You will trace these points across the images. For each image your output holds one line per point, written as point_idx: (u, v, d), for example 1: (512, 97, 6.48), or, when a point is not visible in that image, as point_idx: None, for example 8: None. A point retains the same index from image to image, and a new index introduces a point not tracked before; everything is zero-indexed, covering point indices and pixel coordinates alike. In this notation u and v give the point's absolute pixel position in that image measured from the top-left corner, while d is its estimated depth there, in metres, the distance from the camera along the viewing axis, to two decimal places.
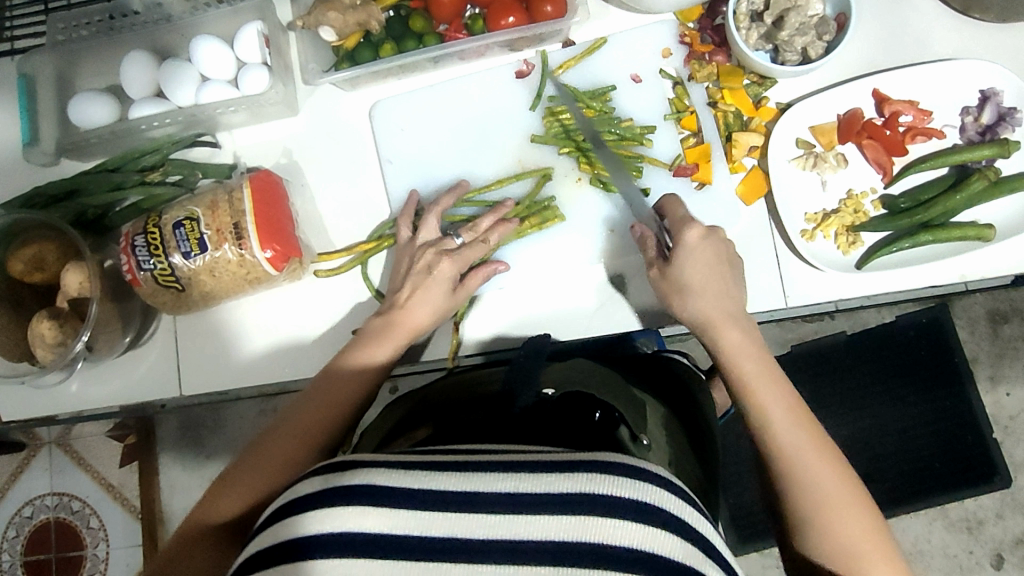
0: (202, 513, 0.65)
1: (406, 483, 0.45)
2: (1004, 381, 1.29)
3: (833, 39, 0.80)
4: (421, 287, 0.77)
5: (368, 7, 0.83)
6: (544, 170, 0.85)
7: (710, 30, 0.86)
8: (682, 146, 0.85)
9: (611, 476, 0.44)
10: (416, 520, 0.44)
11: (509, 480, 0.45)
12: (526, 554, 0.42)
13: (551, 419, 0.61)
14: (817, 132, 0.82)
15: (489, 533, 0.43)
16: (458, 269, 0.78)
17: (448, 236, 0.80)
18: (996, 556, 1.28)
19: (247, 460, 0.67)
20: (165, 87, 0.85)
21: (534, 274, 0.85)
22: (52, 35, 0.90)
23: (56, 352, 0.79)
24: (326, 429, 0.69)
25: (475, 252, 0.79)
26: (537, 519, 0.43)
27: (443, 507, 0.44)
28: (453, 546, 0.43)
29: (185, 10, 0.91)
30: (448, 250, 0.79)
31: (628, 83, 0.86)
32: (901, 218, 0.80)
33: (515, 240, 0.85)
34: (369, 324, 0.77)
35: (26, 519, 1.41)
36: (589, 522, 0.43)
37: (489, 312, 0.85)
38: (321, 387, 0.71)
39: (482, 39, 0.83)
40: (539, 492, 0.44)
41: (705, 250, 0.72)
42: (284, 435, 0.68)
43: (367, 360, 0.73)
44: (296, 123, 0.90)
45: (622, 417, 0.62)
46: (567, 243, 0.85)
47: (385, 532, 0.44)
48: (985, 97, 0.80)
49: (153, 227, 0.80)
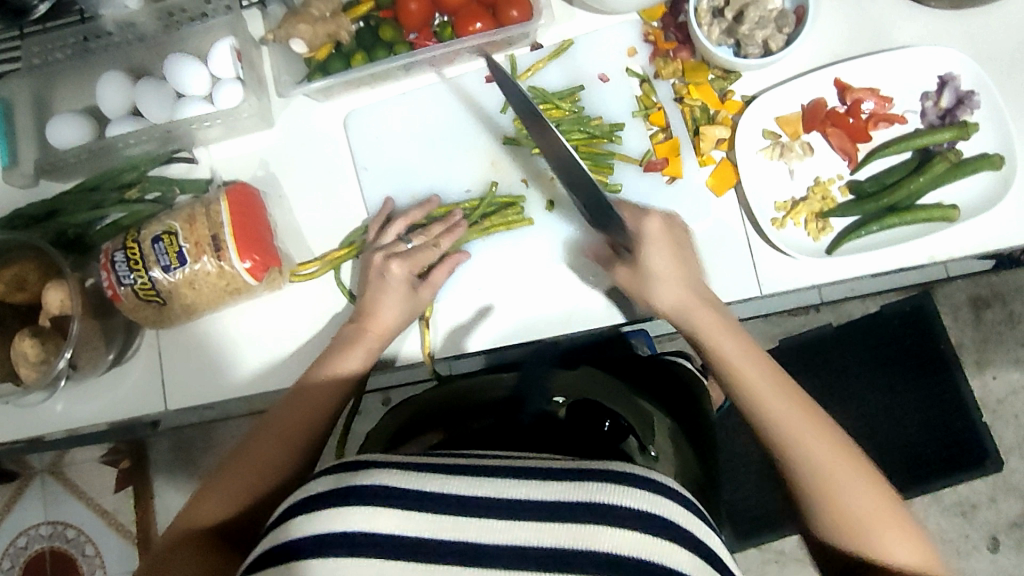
0: (192, 518, 0.66)
1: (418, 484, 0.52)
2: (990, 365, 1.31)
3: (793, 32, 0.82)
4: (382, 293, 0.78)
5: (337, 20, 0.86)
6: (516, 201, 0.86)
7: (674, 28, 0.88)
8: (652, 142, 0.86)
9: (621, 487, 0.51)
10: (425, 523, 0.50)
11: (521, 487, 0.51)
12: (534, 558, 0.48)
13: (556, 431, 0.68)
14: (782, 122, 0.84)
15: (497, 539, 0.49)
16: (410, 268, 0.79)
17: (400, 241, 0.82)
18: (991, 539, 1.30)
19: (234, 465, 0.69)
20: (141, 104, 0.87)
21: (500, 264, 0.86)
22: (28, 59, 0.91)
23: (39, 371, 0.79)
24: (304, 433, 0.71)
25: (425, 255, 0.80)
26: (545, 526, 0.49)
27: (450, 511, 0.50)
28: (462, 549, 0.49)
29: (158, 28, 0.93)
30: (398, 252, 0.80)
31: (596, 83, 0.88)
32: (867, 202, 0.82)
33: (482, 239, 0.86)
34: (342, 330, 0.78)
35: (21, 549, 1.40)
36: (596, 529, 0.49)
37: (459, 306, 0.85)
38: (300, 391, 0.73)
39: (450, 44, 0.85)
40: (550, 500, 0.50)
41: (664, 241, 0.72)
42: (267, 437, 0.70)
43: (343, 365, 0.75)
44: (270, 135, 0.92)
45: (630, 427, 0.70)
46: (527, 234, 0.86)
47: (394, 534, 0.50)
48: (944, 81, 0.82)
49: (132, 243, 0.81)
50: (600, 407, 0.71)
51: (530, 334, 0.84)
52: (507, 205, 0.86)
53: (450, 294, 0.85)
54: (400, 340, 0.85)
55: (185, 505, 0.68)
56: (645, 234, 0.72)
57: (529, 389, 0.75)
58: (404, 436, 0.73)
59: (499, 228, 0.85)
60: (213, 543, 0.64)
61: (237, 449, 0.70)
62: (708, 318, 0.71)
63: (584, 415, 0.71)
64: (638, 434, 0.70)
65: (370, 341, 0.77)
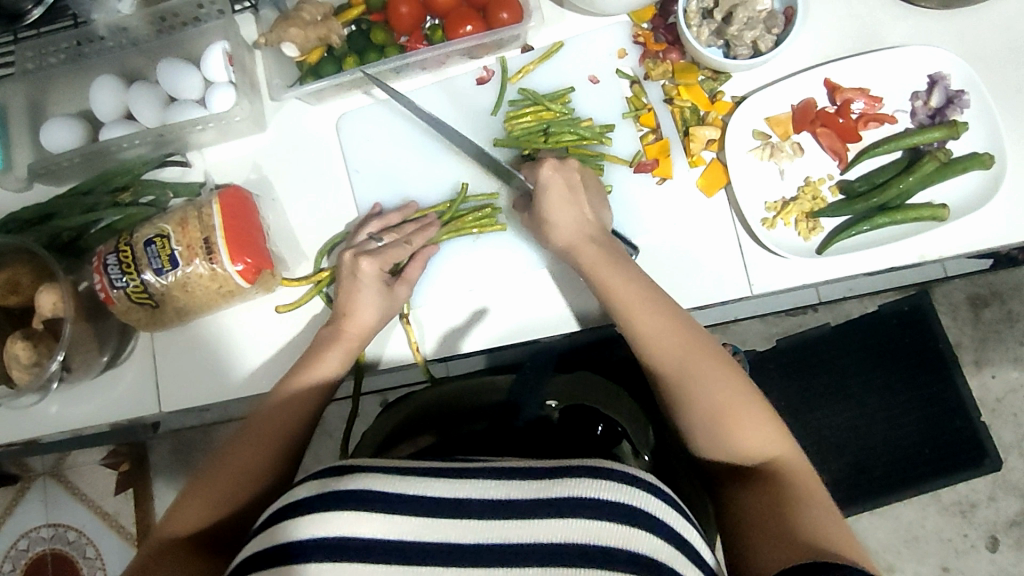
0: (172, 527, 0.67)
1: (400, 487, 0.53)
2: (989, 364, 1.31)
3: (782, 33, 0.82)
4: (355, 293, 0.79)
5: (328, 22, 0.86)
6: (491, 200, 0.87)
7: (663, 29, 0.88)
8: (643, 143, 0.86)
9: (600, 482, 0.53)
10: (411, 526, 0.51)
11: (500, 487, 0.54)
12: (518, 556, 0.50)
13: (549, 435, 0.73)
14: (772, 123, 0.84)
15: (482, 537, 0.51)
16: (380, 266, 0.79)
17: (370, 240, 0.83)
18: (991, 538, 1.29)
19: (211, 473, 0.69)
20: (134, 108, 0.87)
21: (472, 265, 0.87)
22: (21, 63, 0.91)
23: (32, 373, 0.80)
24: (283, 438, 0.71)
25: (395, 252, 0.80)
26: (530, 523, 0.51)
27: (435, 512, 0.52)
28: (448, 550, 0.51)
29: (151, 33, 0.93)
30: (366, 250, 0.80)
31: (586, 84, 0.88)
32: (857, 201, 0.82)
33: (455, 240, 0.87)
34: (320, 334, 0.79)
35: (22, 551, 1.41)
36: (574, 524, 0.51)
37: (432, 305, 0.86)
38: (277, 396, 0.74)
39: (441, 47, 0.86)
40: (531, 497, 0.53)
41: (558, 182, 0.77)
42: (244, 444, 0.70)
43: (321, 367, 0.76)
44: (263, 138, 0.92)
45: (624, 432, 0.73)
46: (498, 237, 0.87)
47: (382, 537, 0.51)
48: (934, 80, 0.82)
49: (124, 246, 0.81)
50: (594, 412, 0.74)
51: (507, 336, 0.85)
52: (478, 208, 0.86)
53: (425, 291, 0.86)
54: (382, 342, 0.85)
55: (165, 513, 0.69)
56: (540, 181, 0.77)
57: (524, 389, 0.76)
58: (399, 437, 0.76)
59: (471, 230, 0.86)
60: (195, 551, 0.65)
61: (214, 459, 0.70)
62: (592, 254, 0.76)
63: (577, 419, 0.74)
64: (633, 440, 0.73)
65: (347, 342, 0.78)
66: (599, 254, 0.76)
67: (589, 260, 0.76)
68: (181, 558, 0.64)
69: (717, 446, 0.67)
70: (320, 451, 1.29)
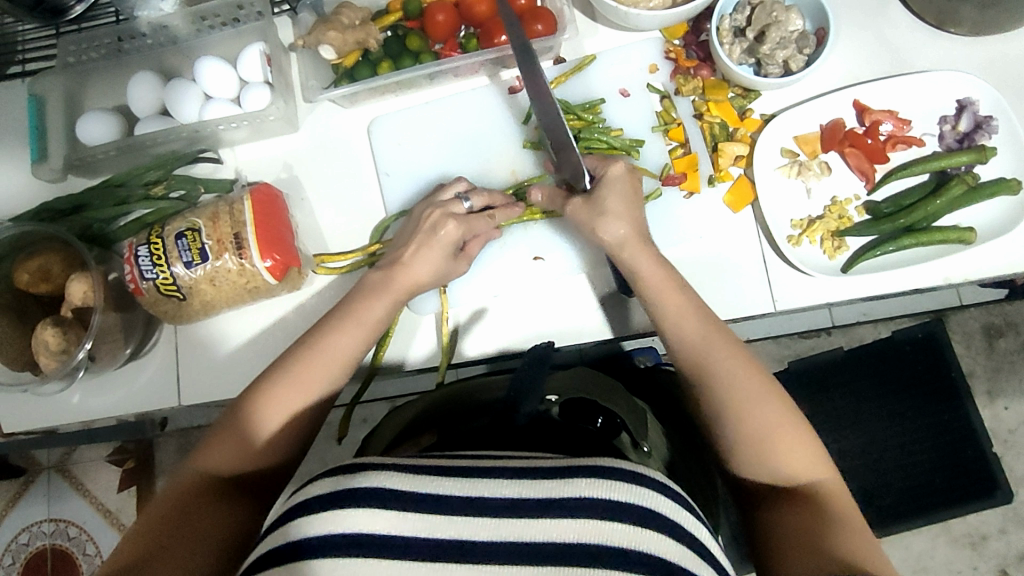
0: (206, 464, 0.68)
1: (412, 486, 0.53)
2: (1002, 395, 1.30)
3: (813, 53, 0.83)
4: (425, 246, 0.79)
5: (366, 27, 0.88)
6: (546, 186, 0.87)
7: (695, 46, 0.89)
8: (671, 157, 0.87)
9: (610, 481, 0.53)
10: (422, 523, 0.52)
11: (513, 486, 0.54)
12: (528, 553, 0.51)
13: (551, 430, 0.68)
14: (801, 141, 0.85)
15: (492, 536, 0.52)
16: (462, 232, 0.80)
17: (456, 200, 0.82)
18: (1001, 571, 1.28)
19: (248, 416, 0.69)
20: (169, 104, 0.88)
21: (524, 263, 0.88)
22: (63, 56, 0.93)
23: (58, 361, 0.80)
24: (323, 383, 0.72)
25: (477, 223, 0.82)
26: (540, 522, 0.52)
27: (448, 511, 0.52)
28: (459, 548, 0.51)
29: (190, 31, 0.95)
30: (454, 213, 0.81)
31: (617, 98, 0.89)
32: (884, 222, 0.82)
33: (521, 228, 0.88)
34: (369, 277, 0.78)
35: (22, 545, 1.40)
36: (587, 525, 0.52)
37: (470, 292, 0.87)
38: (321, 343, 0.73)
39: (474, 56, 0.87)
40: (536, 496, 0.53)
41: (621, 185, 0.77)
42: (287, 385, 0.70)
43: (367, 315, 0.75)
44: (295, 138, 0.93)
45: (623, 423, 0.72)
46: (550, 233, 0.88)
47: (392, 533, 0.51)
48: (962, 106, 0.83)
49: (155, 238, 0.82)
50: (594, 405, 0.73)
51: (525, 344, 0.87)
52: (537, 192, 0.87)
53: (472, 276, 0.88)
54: (413, 338, 0.87)
55: (194, 448, 0.70)
56: (605, 175, 0.77)
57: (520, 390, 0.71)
58: (407, 433, 0.76)
59: (533, 217, 0.87)
60: (231, 491, 0.68)
61: (253, 398, 0.70)
62: (642, 260, 0.75)
63: (578, 413, 0.72)
64: (631, 430, 0.73)
65: (391, 296, 0.77)
66: (653, 263, 0.75)
67: (644, 267, 0.74)
68: (220, 501, 0.67)
69: (757, 468, 0.66)
70: (327, 454, 1.29)
